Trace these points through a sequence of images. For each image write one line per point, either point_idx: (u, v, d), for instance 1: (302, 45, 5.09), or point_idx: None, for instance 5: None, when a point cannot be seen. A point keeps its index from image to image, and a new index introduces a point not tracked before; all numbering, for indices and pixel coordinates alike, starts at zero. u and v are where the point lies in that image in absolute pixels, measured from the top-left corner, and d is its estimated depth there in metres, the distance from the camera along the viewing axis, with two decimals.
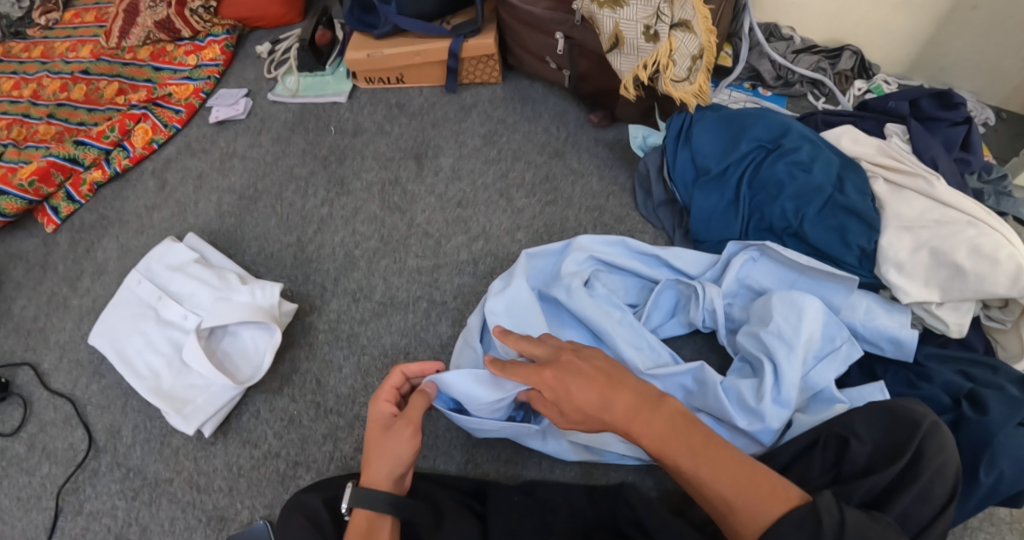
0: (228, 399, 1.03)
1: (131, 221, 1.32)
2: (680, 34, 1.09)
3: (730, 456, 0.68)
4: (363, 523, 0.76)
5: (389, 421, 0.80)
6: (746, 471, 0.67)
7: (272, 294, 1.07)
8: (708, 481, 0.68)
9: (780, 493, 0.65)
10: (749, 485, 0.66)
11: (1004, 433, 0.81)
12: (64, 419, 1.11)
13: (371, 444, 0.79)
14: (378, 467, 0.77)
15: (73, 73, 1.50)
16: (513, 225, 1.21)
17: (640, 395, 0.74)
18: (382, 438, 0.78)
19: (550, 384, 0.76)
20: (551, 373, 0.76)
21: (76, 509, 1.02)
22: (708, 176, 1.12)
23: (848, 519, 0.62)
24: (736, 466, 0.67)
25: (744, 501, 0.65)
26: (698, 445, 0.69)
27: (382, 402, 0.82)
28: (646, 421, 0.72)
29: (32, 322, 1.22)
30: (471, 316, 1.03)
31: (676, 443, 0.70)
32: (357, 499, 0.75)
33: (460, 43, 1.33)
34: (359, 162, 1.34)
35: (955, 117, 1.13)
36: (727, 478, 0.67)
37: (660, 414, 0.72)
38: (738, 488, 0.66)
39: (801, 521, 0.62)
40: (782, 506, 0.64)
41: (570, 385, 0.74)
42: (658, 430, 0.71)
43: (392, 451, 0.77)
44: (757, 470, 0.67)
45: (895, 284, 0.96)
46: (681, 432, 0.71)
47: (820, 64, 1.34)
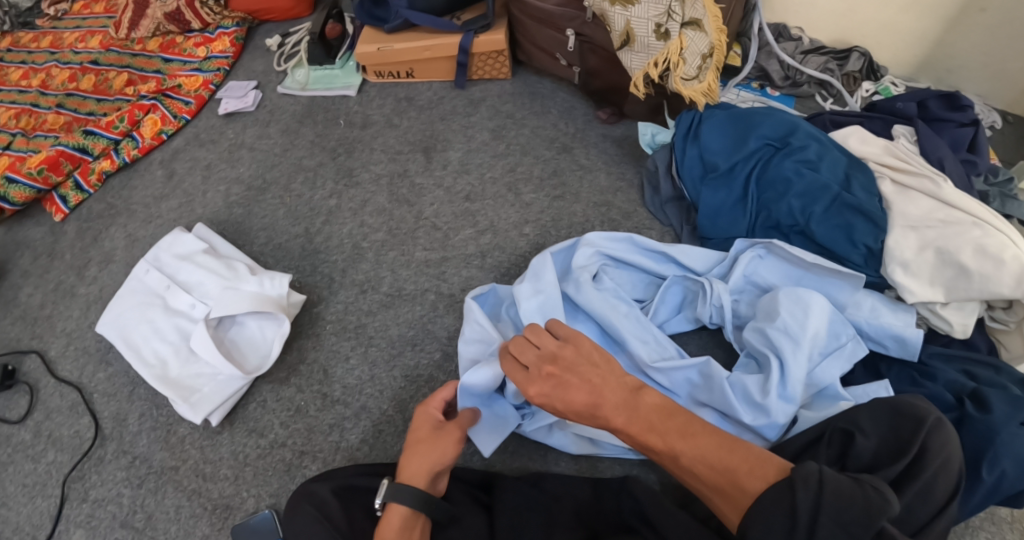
0: (235, 389, 1.03)
1: (140, 210, 1.32)
2: (691, 32, 1.11)
3: (708, 443, 0.70)
4: (397, 519, 0.77)
5: (436, 425, 0.86)
6: (723, 455, 0.69)
7: (281, 284, 1.09)
8: (690, 467, 0.70)
9: (757, 472, 0.66)
10: (725, 470, 0.68)
11: (1006, 432, 0.82)
12: (70, 406, 1.11)
13: (416, 442, 0.84)
14: (419, 462, 0.81)
15: (82, 63, 1.50)
16: (520, 220, 1.21)
17: (620, 394, 0.76)
18: (429, 438, 0.83)
19: (539, 400, 0.77)
20: (536, 391, 0.77)
21: (82, 496, 1.02)
22: (716, 173, 1.12)
23: (827, 489, 0.61)
24: (713, 450, 0.69)
25: (725, 484, 0.67)
26: (672, 438, 0.72)
27: (431, 408, 0.88)
28: (626, 418, 0.75)
29: (39, 309, 1.22)
30: (473, 300, 1.01)
31: (655, 438, 0.73)
32: (393, 492, 0.77)
33: (470, 38, 1.33)
34: (368, 155, 1.34)
35: (962, 118, 1.14)
36: (706, 465, 0.69)
37: (638, 412, 0.75)
38: (715, 475, 0.68)
39: (778, 491, 0.63)
40: (759, 484, 0.65)
41: (556, 397, 0.76)
42: (636, 429, 0.74)
43: (436, 451, 0.82)
44: (734, 452, 0.69)
45: (900, 284, 0.97)
46: (659, 428, 0.73)
47: (829, 65, 1.35)
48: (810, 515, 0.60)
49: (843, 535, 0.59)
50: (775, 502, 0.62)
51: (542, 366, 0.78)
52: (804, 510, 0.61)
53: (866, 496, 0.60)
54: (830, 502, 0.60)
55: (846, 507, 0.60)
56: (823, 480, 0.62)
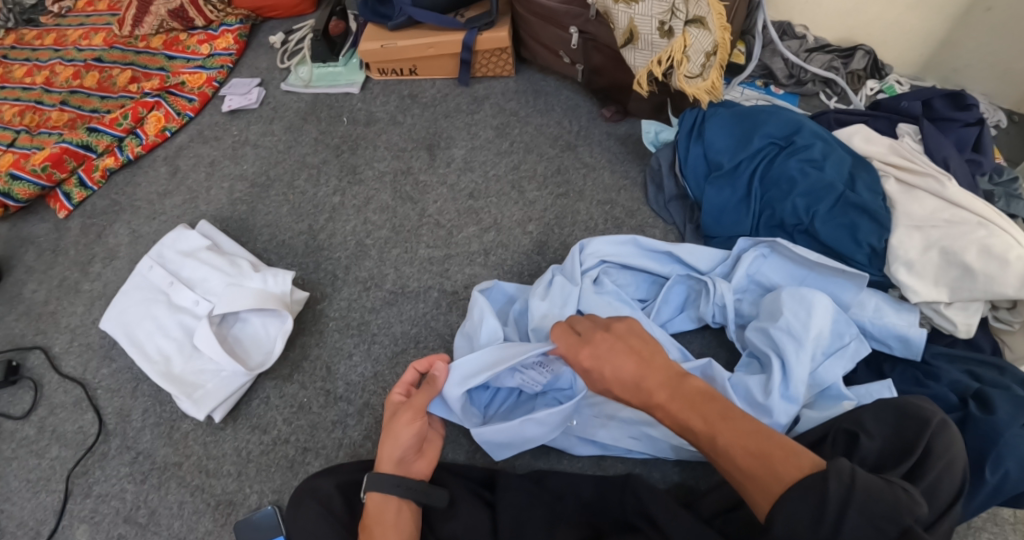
0: (238, 385, 1.03)
1: (143, 207, 1.33)
2: (694, 30, 1.10)
3: (747, 426, 0.68)
4: (374, 507, 0.78)
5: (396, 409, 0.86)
6: (760, 440, 0.66)
7: (284, 281, 1.09)
8: (726, 451, 0.68)
9: (792, 460, 0.63)
10: (762, 455, 0.65)
11: (1010, 433, 0.82)
12: (74, 402, 1.11)
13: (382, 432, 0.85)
14: (383, 451, 0.83)
15: (85, 60, 1.51)
16: (524, 218, 1.21)
17: (666, 372, 0.74)
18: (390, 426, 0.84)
19: (587, 363, 0.77)
20: (587, 352, 0.78)
21: (85, 491, 1.03)
22: (720, 172, 1.12)
23: (859, 484, 0.59)
24: (750, 434, 0.67)
25: (758, 472, 0.65)
26: (713, 420, 0.69)
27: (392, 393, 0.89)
28: (668, 396, 0.72)
29: (44, 305, 1.22)
30: (477, 293, 1.01)
31: (695, 417, 0.70)
32: (370, 484, 0.79)
33: (473, 35, 1.33)
34: (371, 152, 1.34)
35: (968, 118, 1.14)
36: (743, 450, 0.66)
37: (682, 391, 0.72)
38: (751, 460, 0.65)
39: (809, 486, 0.61)
40: (793, 473, 0.63)
41: (604, 364, 0.76)
42: (677, 408, 0.72)
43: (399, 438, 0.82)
44: (772, 438, 0.66)
45: (904, 284, 0.97)
46: (700, 407, 0.71)
47: (833, 63, 1.34)
48: (839, 507, 0.59)
49: (872, 530, 0.58)
50: (806, 496, 0.60)
51: (595, 332, 0.79)
52: (833, 502, 0.59)
53: (896, 495, 0.59)
54: (861, 496, 0.59)
55: (876, 501, 0.58)
56: (855, 476, 0.60)
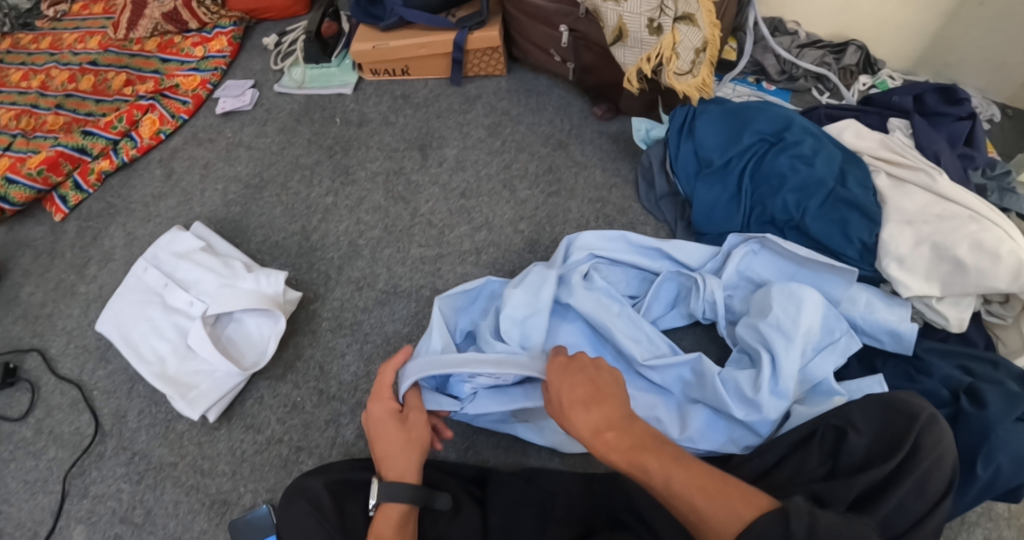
0: (232, 385, 1.04)
1: (138, 209, 1.33)
2: (683, 27, 1.09)
3: (698, 467, 0.66)
4: (395, 515, 0.77)
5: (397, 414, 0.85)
6: (714, 481, 0.65)
7: (277, 281, 1.09)
8: (680, 493, 0.65)
9: (750, 498, 0.62)
10: (716, 493, 0.63)
11: (1002, 427, 0.82)
12: (70, 403, 1.12)
13: (388, 441, 0.83)
14: (405, 458, 0.82)
15: (80, 64, 1.51)
16: (516, 216, 1.22)
17: (625, 409, 0.74)
18: (391, 426, 0.84)
19: (556, 381, 0.78)
20: (561, 370, 0.79)
21: (82, 492, 1.03)
22: (711, 169, 1.12)
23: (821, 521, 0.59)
24: (703, 474, 0.66)
25: (713, 512, 0.62)
26: (666, 460, 0.68)
27: (382, 401, 0.86)
28: (617, 433, 0.71)
29: (40, 308, 1.23)
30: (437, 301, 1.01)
31: (645, 454, 0.69)
32: (386, 493, 0.77)
33: (465, 35, 1.33)
34: (364, 152, 1.35)
35: (960, 112, 1.13)
36: (697, 490, 0.64)
37: (633, 431, 0.72)
38: (700, 496, 0.64)
39: (769, 524, 0.59)
40: (751, 511, 0.61)
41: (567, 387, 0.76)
42: (625, 445, 0.70)
43: (407, 438, 0.83)
44: (728, 480, 0.65)
45: (895, 278, 0.97)
46: (651, 448, 0.70)
47: (825, 59, 1.35)
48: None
49: None
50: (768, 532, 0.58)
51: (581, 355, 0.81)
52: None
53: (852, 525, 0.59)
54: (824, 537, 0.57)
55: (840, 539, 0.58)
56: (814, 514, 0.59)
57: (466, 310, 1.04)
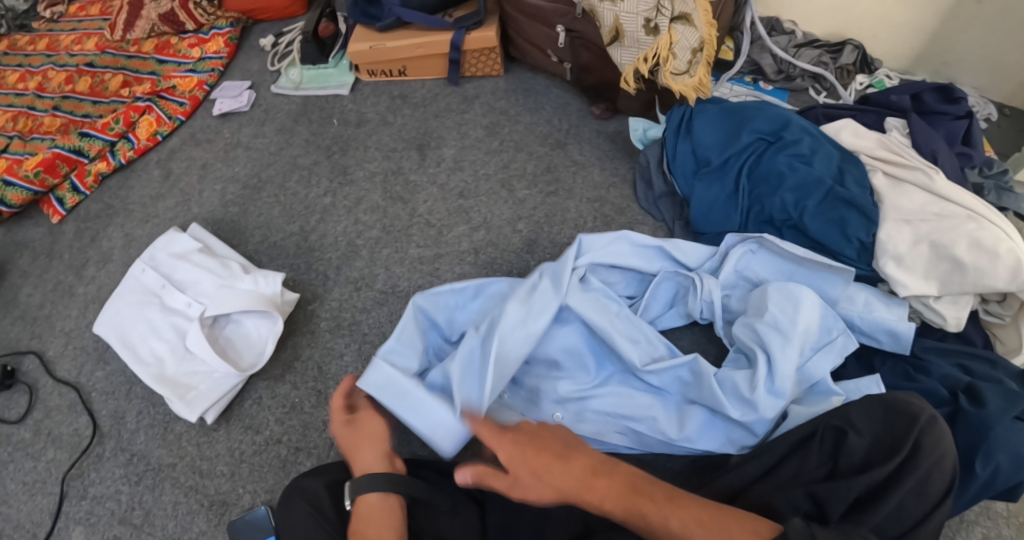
0: (230, 386, 1.04)
1: (136, 210, 1.33)
2: (680, 26, 1.11)
3: (692, 504, 0.70)
4: (373, 503, 0.77)
5: (349, 420, 0.89)
6: (711, 514, 0.68)
7: (275, 282, 1.09)
8: (680, 535, 0.67)
9: (749, 526, 0.66)
10: (718, 525, 0.67)
11: (1000, 427, 0.82)
12: (69, 405, 1.12)
13: (348, 445, 0.86)
14: (366, 452, 0.84)
15: (78, 65, 1.51)
16: (514, 216, 1.22)
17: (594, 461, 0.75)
18: (345, 432, 0.87)
19: (509, 455, 0.76)
20: (508, 440, 0.78)
21: (81, 493, 1.03)
22: (709, 168, 1.12)
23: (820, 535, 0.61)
24: (699, 511, 0.69)
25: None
26: (660, 501, 0.70)
27: (334, 413, 0.90)
28: (604, 483, 0.73)
29: (38, 309, 1.23)
30: (421, 304, 0.99)
31: (640, 499, 0.71)
32: (357, 488, 0.78)
33: (462, 35, 1.33)
34: (362, 153, 1.35)
35: (957, 111, 1.13)
36: (698, 528, 0.67)
37: (616, 479, 0.73)
38: (709, 530, 0.66)
39: None
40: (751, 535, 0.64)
41: (525, 460, 0.75)
42: (618, 493, 0.72)
43: (362, 435, 0.86)
44: (723, 512, 0.68)
45: (894, 278, 0.96)
46: (639, 491, 0.72)
47: (823, 58, 1.34)
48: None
49: None
50: None
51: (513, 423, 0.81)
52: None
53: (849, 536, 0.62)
54: None
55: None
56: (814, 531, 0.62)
57: (466, 308, 1.03)
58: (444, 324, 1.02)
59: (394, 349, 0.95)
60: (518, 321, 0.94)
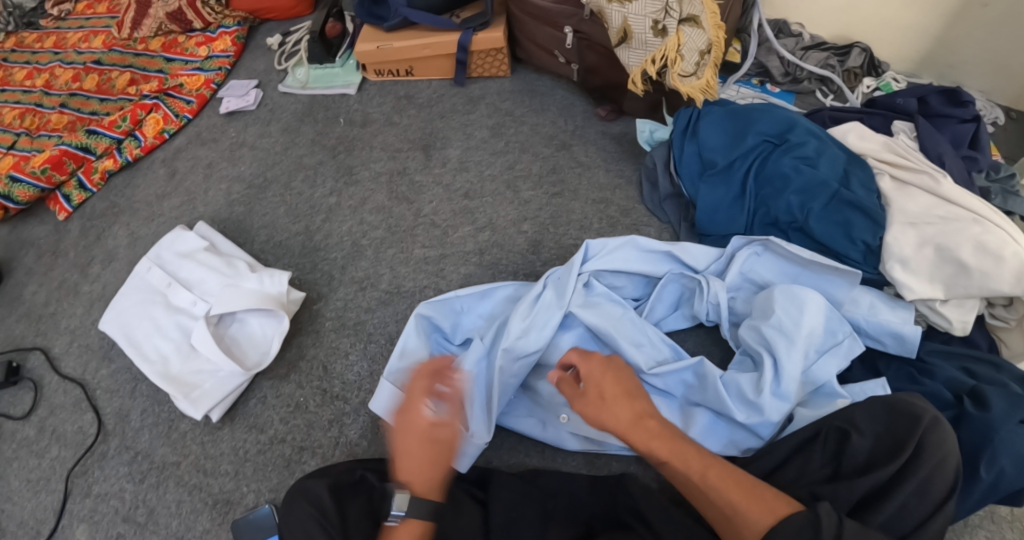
0: (235, 385, 1.04)
1: (142, 208, 1.34)
2: (688, 28, 1.10)
3: (733, 470, 0.71)
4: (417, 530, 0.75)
5: (432, 429, 0.79)
6: (749, 480, 0.70)
7: (280, 282, 1.09)
8: (715, 485, 0.70)
9: (784, 497, 0.66)
10: (752, 487, 0.68)
11: (1005, 430, 0.82)
12: (73, 402, 1.12)
13: (418, 456, 0.78)
14: (433, 474, 0.78)
15: (84, 63, 1.52)
16: (519, 217, 1.22)
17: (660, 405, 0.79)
18: (426, 443, 0.78)
19: (592, 373, 0.81)
20: (599, 360, 0.83)
21: (85, 491, 1.03)
22: (715, 170, 1.12)
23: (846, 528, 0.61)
24: (737, 475, 0.71)
25: (747, 505, 0.66)
26: (703, 459, 0.73)
27: (418, 410, 0.80)
28: (660, 424, 0.77)
29: (44, 307, 1.23)
30: (424, 313, 1.01)
31: (684, 448, 0.74)
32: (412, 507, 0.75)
33: (469, 36, 1.33)
34: (368, 152, 1.35)
35: (964, 114, 1.13)
36: (732, 486, 0.69)
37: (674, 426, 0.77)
38: (740, 491, 0.68)
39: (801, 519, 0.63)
40: (783, 505, 0.65)
41: (604, 380, 0.81)
42: (670, 435, 0.76)
43: (440, 452, 0.78)
44: (758, 482, 0.69)
45: (900, 281, 0.96)
46: (688, 443, 0.75)
47: (830, 61, 1.34)
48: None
49: None
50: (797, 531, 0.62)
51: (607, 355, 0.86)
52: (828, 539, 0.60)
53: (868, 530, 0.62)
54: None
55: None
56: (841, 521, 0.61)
57: (470, 311, 1.04)
58: (449, 329, 1.03)
59: (401, 368, 0.98)
60: (520, 334, 0.96)
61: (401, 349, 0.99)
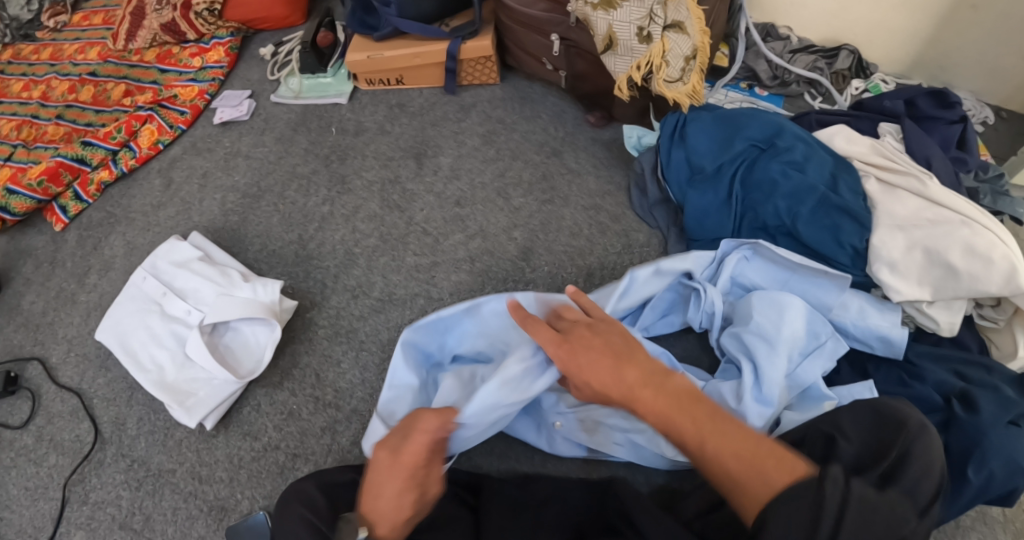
0: (229, 393, 1.05)
1: (138, 218, 1.35)
2: (673, 34, 1.11)
3: (734, 432, 0.69)
4: None
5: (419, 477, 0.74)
6: (749, 445, 0.67)
7: (273, 290, 1.11)
8: (717, 455, 0.68)
9: (784, 465, 0.64)
10: (752, 458, 0.66)
11: (994, 433, 0.82)
12: (71, 411, 1.13)
13: (392, 501, 0.73)
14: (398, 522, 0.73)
15: (80, 75, 1.53)
16: (510, 224, 1.23)
17: (648, 371, 0.76)
18: (408, 488, 0.74)
19: (564, 354, 0.80)
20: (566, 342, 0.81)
21: (82, 499, 1.04)
22: (703, 175, 1.13)
23: (854, 494, 0.58)
24: (736, 440, 0.68)
25: (753, 469, 0.65)
26: (704, 426, 0.70)
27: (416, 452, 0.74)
28: (653, 391, 0.74)
29: (41, 317, 1.25)
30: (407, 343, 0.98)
31: (680, 414, 0.72)
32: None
33: (458, 45, 1.34)
34: (360, 161, 1.36)
35: (952, 116, 1.14)
36: (734, 449, 0.67)
37: (669, 390, 0.74)
38: (740, 464, 0.66)
39: (799, 486, 0.60)
40: (784, 477, 0.63)
41: (580, 359, 0.79)
42: (662, 405, 0.73)
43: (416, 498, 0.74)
44: (761, 442, 0.67)
45: (887, 284, 0.97)
46: (687, 407, 0.72)
47: (818, 64, 1.35)
48: (837, 511, 0.57)
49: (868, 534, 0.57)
50: (796, 497, 0.59)
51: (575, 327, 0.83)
52: (831, 507, 0.57)
53: (888, 508, 0.58)
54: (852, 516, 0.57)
55: (871, 516, 0.57)
56: (849, 486, 0.58)
57: (455, 329, 1.02)
58: (435, 351, 1.02)
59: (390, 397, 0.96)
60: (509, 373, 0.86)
61: (388, 377, 0.98)
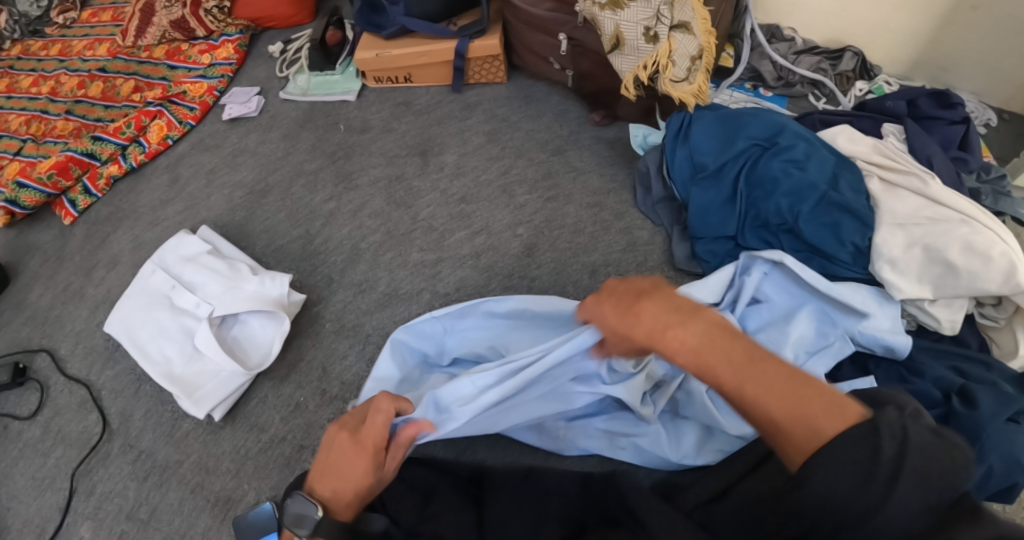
0: (237, 385, 1.07)
1: (145, 214, 1.36)
2: (680, 34, 1.13)
3: (777, 372, 0.60)
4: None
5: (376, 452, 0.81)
6: (796, 387, 0.59)
7: (281, 284, 1.12)
8: (759, 400, 0.60)
9: (834, 411, 0.57)
10: (798, 405, 0.58)
11: (993, 427, 0.84)
12: (78, 403, 1.15)
13: (348, 476, 0.79)
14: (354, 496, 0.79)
15: (89, 71, 1.55)
16: (514, 221, 1.24)
17: (675, 307, 0.66)
18: (365, 464, 0.80)
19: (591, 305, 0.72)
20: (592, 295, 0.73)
21: (89, 490, 1.05)
22: (706, 173, 1.14)
23: (912, 440, 0.54)
24: (781, 383, 0.60)
25: (803, 417, 0.58)
26: (741, 368, 0.61)
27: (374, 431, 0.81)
28: (681, 332, 0.64)
29: (49, 310, 1.26)
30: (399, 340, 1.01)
31: (714, 355, 0.63)
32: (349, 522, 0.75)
33: (466, 44, 1.36)
34: (366, 158, 1.37)
35: (952, 116, 1.16)
36: (780, 395, 0.59)
37: (700, 327, 0.64)
38: (784, 413, 0.59)
39: (855, 439, 0.55)
40: (836, 425, 0.56)
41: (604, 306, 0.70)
42: (693, 345, 0.64)
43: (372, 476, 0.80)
44: (811, 384, 0.59)
45: (889, 281, 0.98)
46: (722, 346, 0.63)
47: (821, 65, 1.37)
48: (896, 457, 0.53)
49: (923, 481, 0.52)
50: (849, 447, 0.55)
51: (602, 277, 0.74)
52: (888, 456, 0.54)
53: (950, 457, 0.53)
54: (913, 458, 0.53)
55: (932, 459, 0.53)
56: (906, 432, 0.55)
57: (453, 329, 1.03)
58: (434, 353, 1.02)
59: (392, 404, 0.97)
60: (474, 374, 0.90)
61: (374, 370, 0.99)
